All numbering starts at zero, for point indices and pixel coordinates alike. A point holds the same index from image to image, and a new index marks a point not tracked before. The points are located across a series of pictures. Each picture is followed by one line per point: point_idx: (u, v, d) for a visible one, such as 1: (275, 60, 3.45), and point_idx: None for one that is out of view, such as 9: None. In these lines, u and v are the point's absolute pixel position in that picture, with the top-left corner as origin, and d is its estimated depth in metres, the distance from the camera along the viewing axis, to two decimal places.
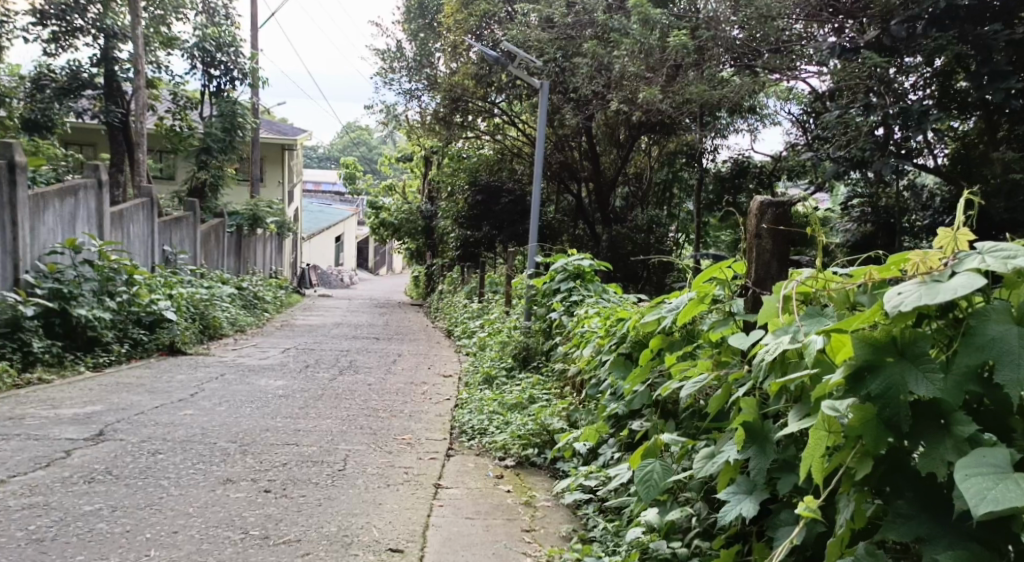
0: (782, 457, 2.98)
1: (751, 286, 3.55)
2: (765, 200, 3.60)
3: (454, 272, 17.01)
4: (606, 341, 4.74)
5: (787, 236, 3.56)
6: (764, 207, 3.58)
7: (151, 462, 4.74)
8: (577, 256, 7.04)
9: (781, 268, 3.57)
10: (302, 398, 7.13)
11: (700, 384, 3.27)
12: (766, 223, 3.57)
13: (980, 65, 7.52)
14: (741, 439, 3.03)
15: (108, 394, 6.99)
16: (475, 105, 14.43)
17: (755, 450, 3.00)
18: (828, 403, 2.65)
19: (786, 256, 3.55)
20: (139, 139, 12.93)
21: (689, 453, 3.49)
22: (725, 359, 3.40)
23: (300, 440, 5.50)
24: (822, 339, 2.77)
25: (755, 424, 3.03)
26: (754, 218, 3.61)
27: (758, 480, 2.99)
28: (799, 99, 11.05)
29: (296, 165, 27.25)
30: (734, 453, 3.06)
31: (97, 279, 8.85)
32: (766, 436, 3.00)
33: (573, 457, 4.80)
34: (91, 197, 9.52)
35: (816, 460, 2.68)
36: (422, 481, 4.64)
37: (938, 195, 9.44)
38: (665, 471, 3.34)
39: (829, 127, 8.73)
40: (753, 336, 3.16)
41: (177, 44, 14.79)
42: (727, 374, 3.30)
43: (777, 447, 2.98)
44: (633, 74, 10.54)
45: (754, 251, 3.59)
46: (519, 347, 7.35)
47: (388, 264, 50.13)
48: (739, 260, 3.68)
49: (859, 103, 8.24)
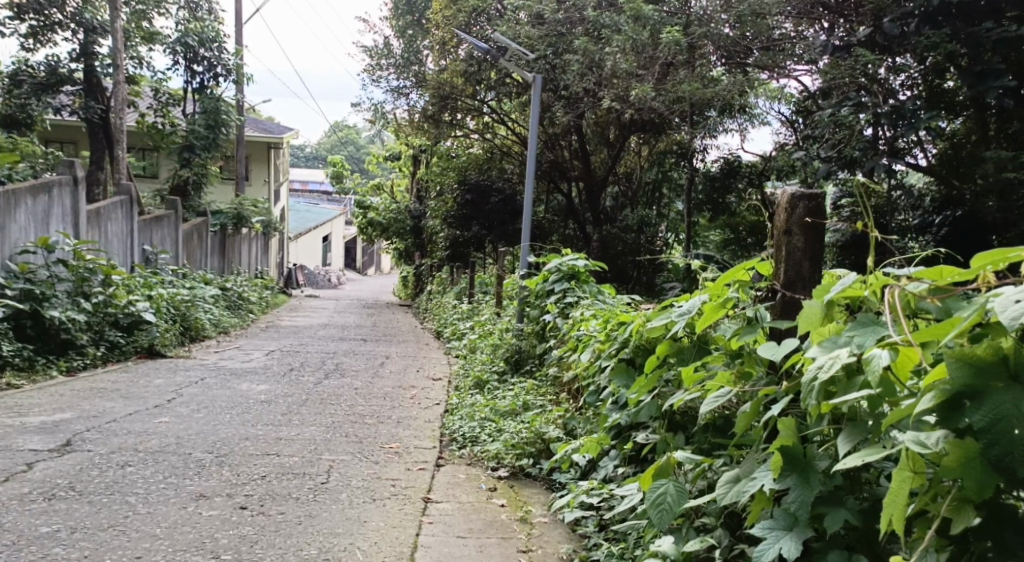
0: (826, 490, 2.69)
1: (782, 289, 3.25)
2: (796, 193, 3.32)
3: (443, 272, 16.71)
4: (608, 346, 4.44)
5: (819, 234, 3.31)
6: (796, 200, 3.30)
7: (117, 476, 4.44)
8: (572, 256, 6.77)
9: (812, 270, 3.31)
10: (285, 403, 6.84)
11: (724, 400, 2.98)
12: (798, 218, 3.30)
13: (970, 63, 7.35)
14: (778, 465, 2.73)
15: (80, 399, 6.69)
16: (464, 103, 13.97)
17: (796, 480, 2.71)
18: (914, 438, 2.37)
19: (819, 255, 3.29)
20: (120, 136, 12.58)
21: (706, 474, 3.20)
22: (749, 370, 3.12)
23: (281, 450, 5.20)
24: (890, 354, 2.50)
25: (795, 449, 2.74)
26: (784, 213, 3.33)
27: (801, 515, 2.68)
28: (789, 100, 10.82)
29: (283, 164, 26.88)
30: (770, 482, 2.75)
31: (71, 280, 8.53)
32: (809, 464, 2.72)
33: (572, 469, 4.52)
34: (66, 195, 9.18)
35: (902, 507, 2.36)
36: (411, 495, 4.35)
37: (930, 194, 9.25)
38: (680, 495, 3.04)
39: (821, 126, 8.44)
40: (786, 347, 2.91)
41: (159, 39, 14.43)
42: (754, 389, 3.02)
43: (821, 478, 2.70)
44: (625, 71, 10.24)
45: (785, 249, 3.31)
46: (512, 350, 7.07)
47: (375, 263, 49.77)
48: (761, 261, 3.37)
49: (853, 98, 8.00)
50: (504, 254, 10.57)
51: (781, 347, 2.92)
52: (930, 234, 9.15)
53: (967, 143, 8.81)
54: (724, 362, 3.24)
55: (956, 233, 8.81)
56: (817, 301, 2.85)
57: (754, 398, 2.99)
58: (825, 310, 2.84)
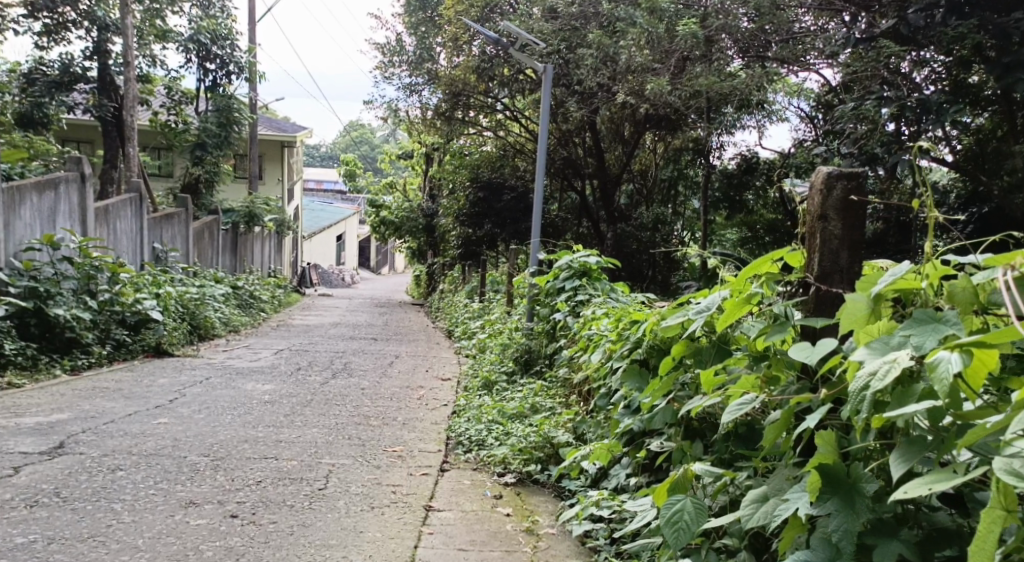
0: (874, 517, 2.43)
1: (812, 282, 2.96)
2: (832, 171, 3.01)
3: (455, 271, 16.48)
4: (619, 346, 4.19)
5: (857, 218, 2.97)
6: (832, 179, 3.00)
7: (106, 481, 4.23)
8: (583, 252, 6.53)
9: (852, 259, 2.96)
10: (289, 404, 6.63)
11: (750, 407, 2.72)
12: (833, 200, 2.98)
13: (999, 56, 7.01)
14: (816, 485, 2.47)
15: (80, 400, 6.49)
16: (477, 100, 13.71)
17: (838, 504, 2.44)
18: (1006, 467, 2.08)
19: (858, 243, 2.96)
20: (131, 133, 12.41)
21: (726, 488, 2.94)
22: (777, 375, 2.86)
23: (279, 453, 4.98)
24: (962, 361, 2.23)
25: (835, 469, 2.48)
26: (818, 194, 3.01)
27: (845, 547, 2.41)
28: (809, 95, 10.54)
29: (296, 162, 26.75)
30: (807, 506, 2.48)
31: (77, 277, 8.34)
32: (855, 485, 2.46)
33: (581, 476, 4.29)
34: (74, 192, 9.00)
35: (993, 551, 2.07)
36: (411, 503, 4.12)
37: (956, 191, 8.97)
38: (698, 513, 2.79)
39: (842, 121, 8.13)
40: (822, 348, 2.65)
41: (171, 36, 14.25)
42: (783, 398, 2.76)
43: (869, 504, 2.43)
44: (641, 66, 9.97)
45: (819, 236, 2.99)
46: (522, 350, 6.84)
47: (389, 262, 49.64)
48: (792, 251, 3.08)
49: (876, 92, 7.71)
50: (516, 252, 10.33)
51: (816, 350, 2.66)
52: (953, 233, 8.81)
53: (992, 139, 8.40)
54: (748, 365, 2.99)
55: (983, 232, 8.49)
56: (863, 297, 2.58)
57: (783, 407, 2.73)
58: (872, 306, 2.57)
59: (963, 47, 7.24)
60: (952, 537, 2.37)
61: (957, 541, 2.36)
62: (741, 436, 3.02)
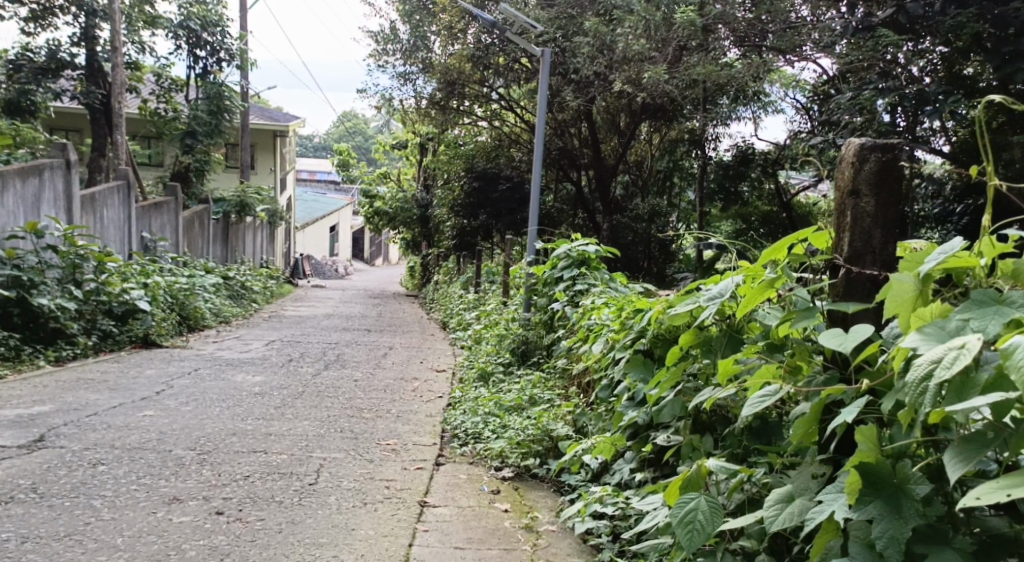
0: (923, 523, 2.25)
1: (841, 263, 2.73)
2: (864, 143, 2.78)
3: (450, 262, 16.30)
4: (622, 337, 4.05)
5: (892, 195, 2.75)
6: (865, 151, 2.76)
7: (86, 476, 4.07)
8: (583, 241, 6.37)
9: (884, 241, 2.74)
10: (280, 396, 6.46)
11: (772, 400, 2.57)
12: (865, 174, 2.76)
13: (1000, 44, 6.85)
14: (857, 486, 2.31)
15: (64, 391, 6.31)
16: (472, 89, 13.50)
17: (882, 508, 2.27)
18: None
19: (892, 221, 2.73)
20: (119, 120, 12.19)
21: (743, 487, 2.79)
22: (801, 365, 2.69)
23: (269, 447, 4.82)
24: None
25: (876, 468, 2.31)
26: (849, 167, 2.78)
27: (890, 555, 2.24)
28: (804, 86, 10.37)
29: (289, 152, 26.52)
30: (845, 510, 2.31)
31: (62, 266, 8.14)
32: (902, 487, 2.28)
33: (581, 470, 4.14)
34: (59, 178, 8.80)
35: None
36: (406, 499, 3.96)
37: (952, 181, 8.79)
38: (714, 513, 2.63)
39: (839, 110, 7.98)
40: (859, 334, 2.48)
41: (160, 23, 14.04)
42: (810, 389, 2.60)
43: (917, 508, 2.25)
44: (638, 53, 9.79)
45: (849, 214, 2.76)
46: (518, 341, 6.68)
47: (383, 253, 49.47)
48: (817, 231, 2.86)
49: (874, 80, 7.55)
50: (512, 242, 10.15)
51: (850, 337, 2.49)
52: (951, 224, 8.61)
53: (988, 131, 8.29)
54: (765, 356, 2.84)
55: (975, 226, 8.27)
56: (912, 277, 2.39)
57: (813, 399, 2.56)
58: (920, 287, 2.39)
59: (963, 36, 7.08)
60: (1009, 544, 2.19)
61: (1017, 549, 2.18)
62: (755, 430, 2.87)
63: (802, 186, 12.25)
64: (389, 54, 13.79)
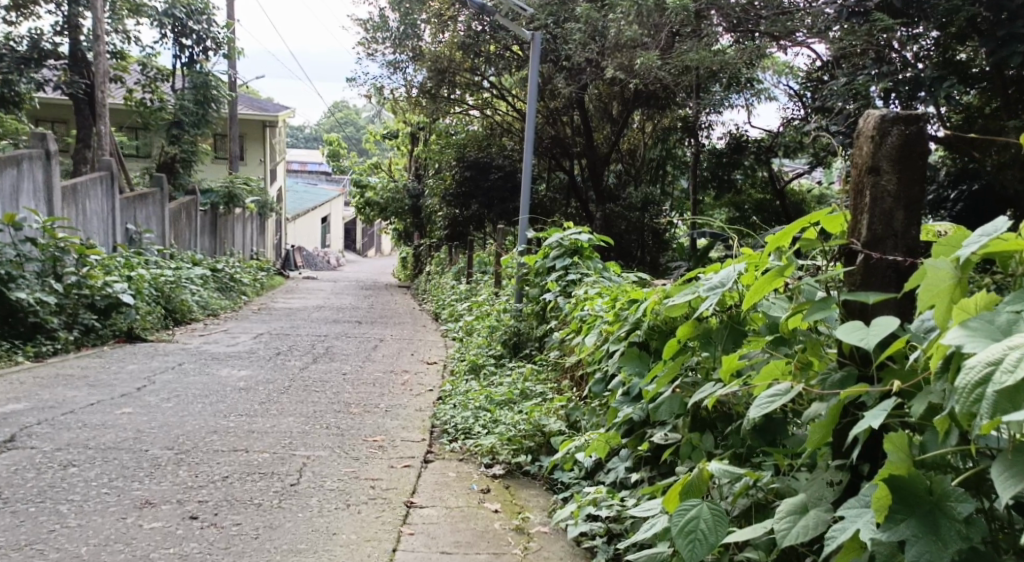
0: (965, 547, 2.07)
1: (859, 249, 2.52)
2: (885, 115, 2.57)
3: (442, 252, 16.09)
4: (616, 328, 3.86)
5: (915, 173, 2.54)
6: (887, 123, 2.55)
7: (56, 479, 3.89)
8: (575, 229, 6.19)
9: (907, 224, 2.53)
10: (265, 391, 6.27)
11: (782, 400, 2.40)
12: (887, 149, 2.54)
13: (997, 27, 6.69)
14: (885, 501, 2.12)
15: (40, 388, 6.11)
16: (462, 78, 13.27)
17: (915, 528, 2.09)
18: None
19: (916, 201, 2.52)
20: (103, 110, 11.96)
21: (747, 491, 2.62)
22: (812, 362, 2.52)
23: (250, 445, 4.63)
24: None
25: (908, 482, 2.13)
26: (869, 142, 2.57)
27: None
28: (797, 72, 10.19)
29: (279, 143, 26.23)
30: (874, 528, 2.12)
31: (41, 259, 7.93)
32: (939, 504, 2.10)
33: (575, 467, 3.97)
34: (38, 169, 8.57)
35: None
36: (391, 500, 3.78)
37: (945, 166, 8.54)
38: (717, 522, 2.46)
39: (831, 96, 7.81)
40: (884, 328, 2.30)
41: (145, 11, 13.77)
42: (827, 389, 2.41)
43: (958, 529, 2.07)
44: (630, 39, 9.56)
45: (869, 193, 2.56)
46: (511, 333, 6.50)
47: (376, 244, 49.24)
48: (831, 213, 2.66)
49: (869, 67, 7.38)
50: (505, 232, 9.97)
51: (873, 332, 2.30)
52: (944, 211, 8.38)
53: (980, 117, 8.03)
54: (772, 351, 2.66)
55: (972, 211, 8.06)
56: (947, 262, 2.20)
57: (830, 402, 2.38)
58: (958, 274, 2.19)
59: (959, 19, 6.89)
60: None
61: None
62: (760, 427, 2.70)
63: (795, 174, 12.13)
64: (379, 43, 13.50)
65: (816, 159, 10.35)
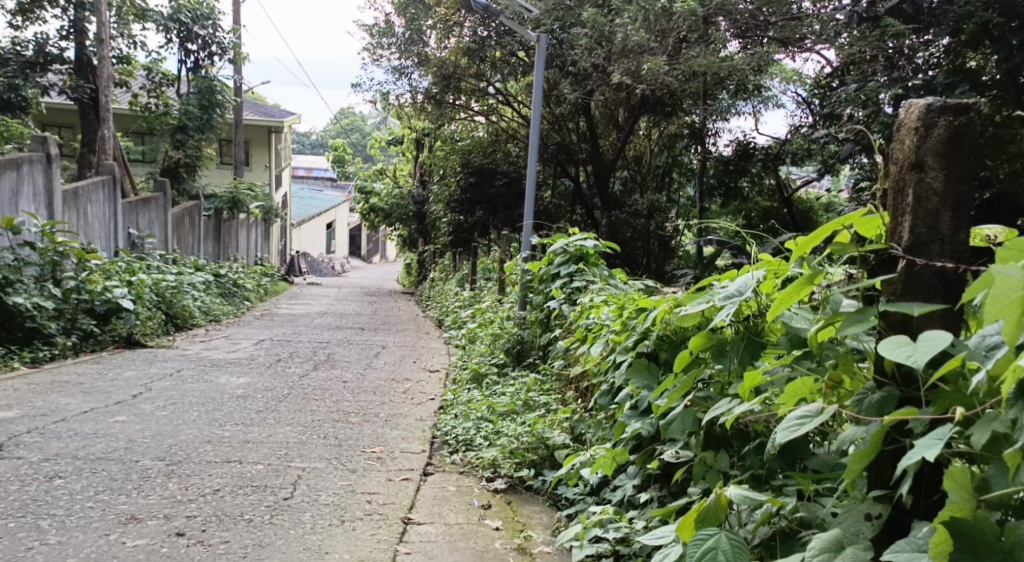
0: None
1: (903, 255, 2.33)
2: (931, 104, 2.38)
3: (446, 259, 15.93)
4: (624, 338, 3.69)
5: (965, 168, 2.34)
6: (933, 114, 2.36)
7: (39, 492, 3.73)
8: (580, 236, 6.02)
9: (954, 226, 2.34)
10: (263, 399, 6.10)
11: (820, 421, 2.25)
12: (933, 142, 2.35)
13: (1010, 33, 6.49)
14: (945, 546, 1.96)
15: (34, 395, 5.96)
16: (468, 83, 13.12)
17: None
18: None
19: (965, 199, 2.33)
20: (106, 115, 11.82)
21: (769, 519, 2.46)
22: (844, 381, 2.35)
23: (245, 455, 4.46)
24: None
25: (970, 526, 1.97)
26: (912, 134, 2.38)
27: None
28: (805, 81, 10.05)
29: (284, 149, 26.14)
30: None
31: (40, 263, 7.78)
32: (1010, 553, 1.94)
33: (580, 483, 3.80)
34: (38, 173, 8.44)
35: None
36: (388, 515, 3.62)
37: None
38: (736, 551, 2.30)
39: (837, 103, 7.66)
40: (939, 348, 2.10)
41: (150, 16, 13.67)
42: (864, 412, 2.25)
43: None
44: (637, 45, 9.39)
45: (912, 191, 2.36)
46: (514, 341, 6.34)
47: (381, 251, 49.20)
48: (867, 215, 2.46)
49: (879, 73, 7.21)
50: (509, 238, 9.81)
51: (926, 350, 2.11)
52: None
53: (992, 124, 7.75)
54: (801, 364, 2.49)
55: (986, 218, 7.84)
56: (1018, 270, 1.95)
57: (870, 429, 2.21)
58: None
59: (970, 25, 6.72)
60: None
61: None
62: (781, 448, 2.55)
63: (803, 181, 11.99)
64: (384, 49, 13.34)
65: (823, 167, 10.20)
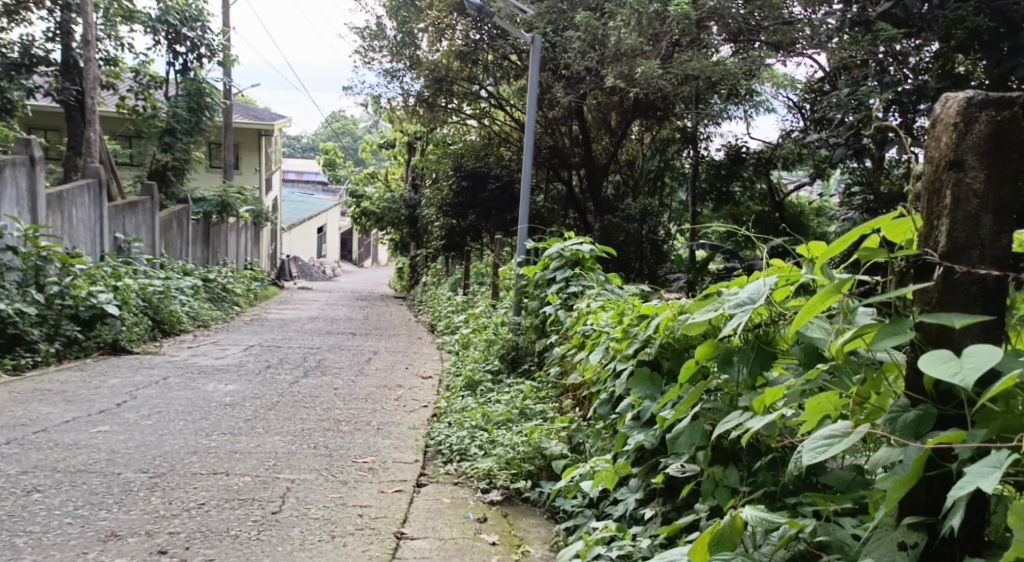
0: None
1: (941, 261, 2.21)
2: (971, 98, 2.26)
3: (438, 263, 15.81)
4: (624, 346, 3.57)
5: (1007, 168, 2.23)
6: (974, 108, 2.24)
7: (15, 507, 3.59)
8: (577, 240, 5.90)
9: (995, 229, 2.22)
10: (251, 407, 5.95)
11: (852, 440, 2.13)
12: (972, 139, 2.24)
13: (1001, 38, 6.17)
14: None
15: (14, 404, 5.80)
16: (460, 87, 12.98)
17: None
18: None
19: (1007, 201, 2.22)
20: (93, 118, 11.65)
21: (789, 542, 2.35)
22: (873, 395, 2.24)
23: (231, 467, 4.32)
24: None
25: None
26: (951, 130, 2.26)
27: None
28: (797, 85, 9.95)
29: (275, 152, 25.98)
30: None
31: (22, 268, 7.62)
32: None
33: (577, 496, 3.68)
34: (22, 175, 8.27)
35: None
36: (380, 530, 3.49)
37: None
38: None
39: (829, 106, 7.54)
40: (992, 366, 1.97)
41: (138, 18, 13.49)
42: (897, 434, 2.13)
43: None
44: (630, 47, 9.27)
45: (950, 192, 2.24)
46: (509, 347, 6.21)
47: (373, 254, 49.05)
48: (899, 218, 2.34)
49: (870, 77, 7.08)
50: (502, 242, 9.67)
51: (976, 368, 1.99)
52: None
53: None
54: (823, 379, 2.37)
55: None
56: None
57: (910, 453, 2.10)
58: None
59: (960, 31, 6.49)
60: None
61: None
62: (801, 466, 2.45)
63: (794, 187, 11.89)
64: (376, 51, 13.15)
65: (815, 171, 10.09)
